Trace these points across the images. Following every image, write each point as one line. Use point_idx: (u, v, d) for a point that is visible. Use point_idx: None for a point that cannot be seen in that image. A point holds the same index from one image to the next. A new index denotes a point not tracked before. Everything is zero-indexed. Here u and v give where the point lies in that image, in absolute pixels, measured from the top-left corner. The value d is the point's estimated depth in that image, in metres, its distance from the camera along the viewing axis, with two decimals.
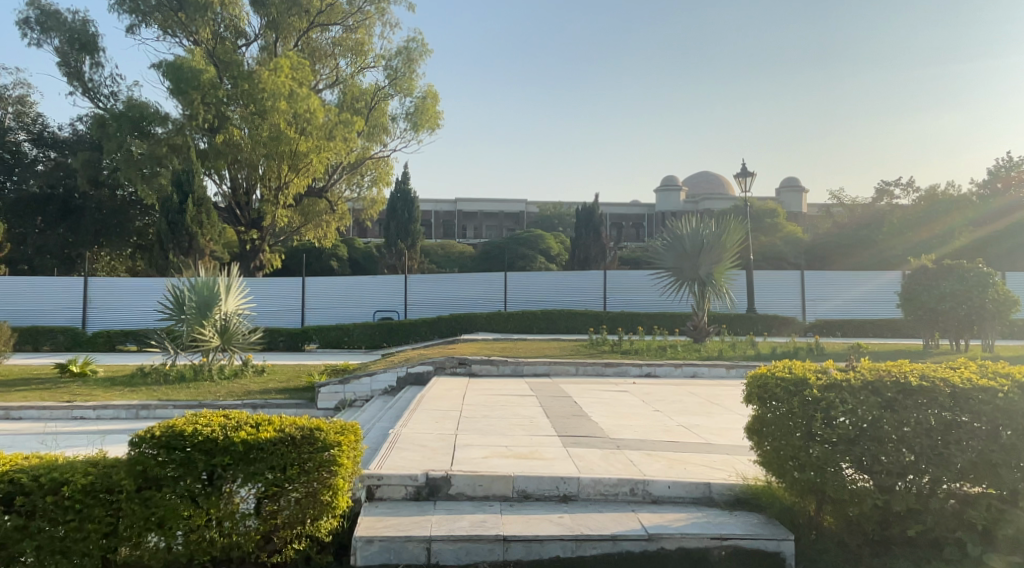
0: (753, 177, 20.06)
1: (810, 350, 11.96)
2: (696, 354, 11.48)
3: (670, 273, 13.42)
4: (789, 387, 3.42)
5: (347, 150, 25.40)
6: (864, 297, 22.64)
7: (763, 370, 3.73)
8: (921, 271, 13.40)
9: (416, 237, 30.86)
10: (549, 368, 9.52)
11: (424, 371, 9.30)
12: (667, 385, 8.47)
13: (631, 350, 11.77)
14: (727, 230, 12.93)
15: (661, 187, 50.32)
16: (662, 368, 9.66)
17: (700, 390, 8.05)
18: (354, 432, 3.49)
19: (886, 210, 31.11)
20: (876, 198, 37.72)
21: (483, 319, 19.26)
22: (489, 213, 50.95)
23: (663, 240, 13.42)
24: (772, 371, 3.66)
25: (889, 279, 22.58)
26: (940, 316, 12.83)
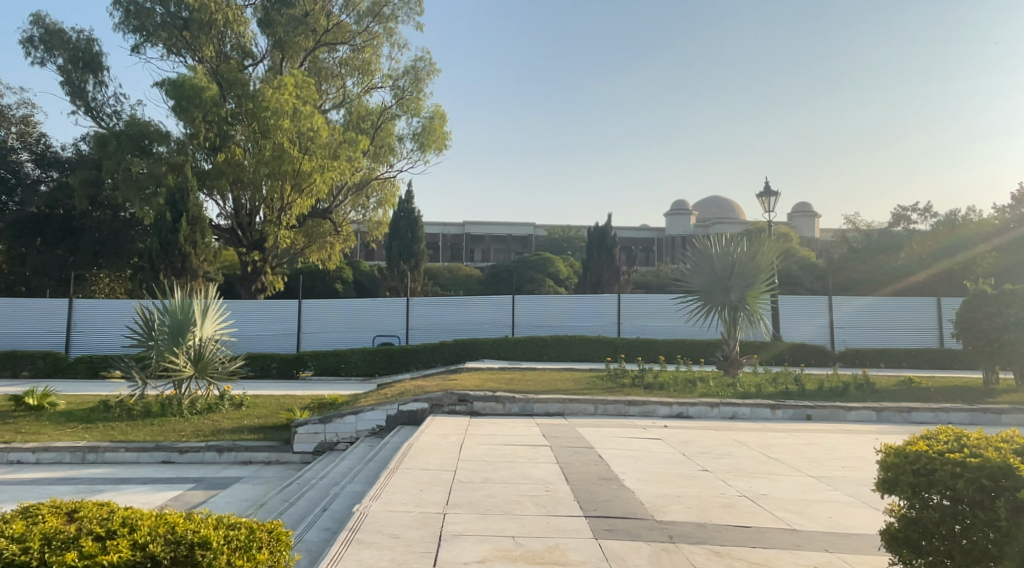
0: (777, 196, 18.81)
1: (859, 387, 10.63)
2: (730, 390, 10.12)
3: (697, 297, 12.10)
4: (986, 484, 2.79)
5: (352, 170, 24.39)
6: (896, 323, 21.26)
7: (920, 447, 3.09)
8: (979, 294, 12.16)
9: (421, 258, 29.68)
10: (564, 408, 8.18)
11: (418, 410, 7.95)
12: (707, 431, 7.13)
13: (656, 385, 10.41)
14: (761, 249, 11.67)
15: (671, 211, 49.20)
16: (696, 408, 8.33)
17: (747, 437, 6.74)
18: (259, 549, 2.60)
19: (902, 236, 30.02)
20: (893, 223, 36.49)
21: (490, 346, 17.95)
22: (498, 236, 49.81)
23: (690, 260, 12.13)
24: (938, 451, 3.02)
25: (923, 306, 21.16)
26: (1006, 345, 11.76)
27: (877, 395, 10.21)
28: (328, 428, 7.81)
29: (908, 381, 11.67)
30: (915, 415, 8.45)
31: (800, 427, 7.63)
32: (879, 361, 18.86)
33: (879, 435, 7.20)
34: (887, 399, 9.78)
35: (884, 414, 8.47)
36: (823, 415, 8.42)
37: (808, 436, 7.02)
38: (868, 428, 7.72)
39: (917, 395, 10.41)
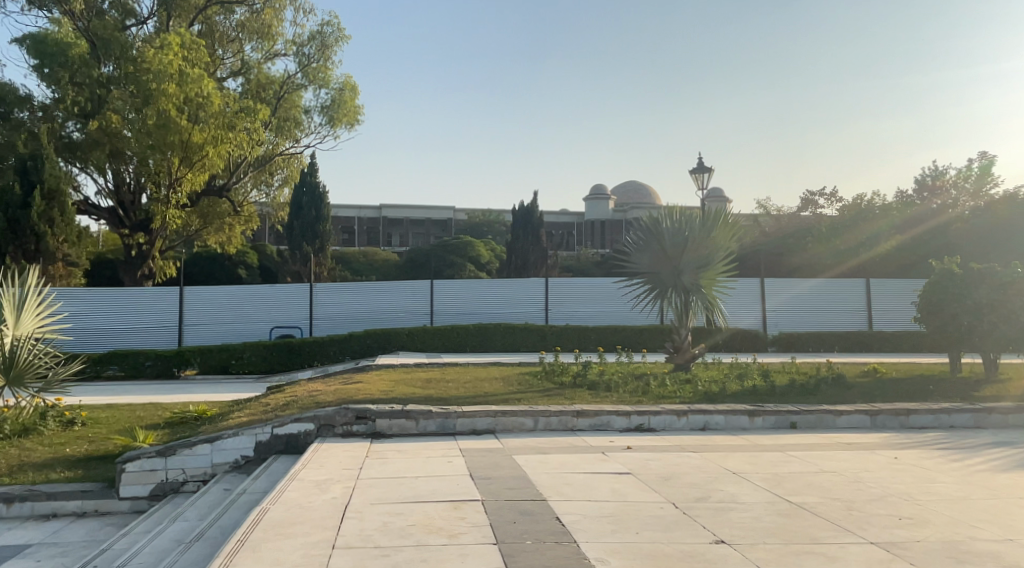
0: (711, 172, 17.42)
1: (831, 383, 9.45)
2: (691, 390, 8.58)
3: (644, 279, 10.46)
4: None
5: (251, 144, 21.44)
6: (830, 308, 20.48)
7: None
8: (944, 275, 11.50)
9: (326, 240, 27.18)
10: (495, 423, 6.29)
11: (299, 434, 5.85)
12: (686, 458, 5.45)
13: (604, 384, 8.71)
14: (716, 224, 10.14)
15: (590, 195, 48.16)
16: (660, 418, 6.79)
17: (741, 466, 5.11)
18: None
19: (814, 220, 29.94)
20: (801, 208, 36.49)
21: (406, 337, 15.89)
22: (416, 220, 47.38)
23: (633, 237, 10.49)
24: None
25: (852, 288, 20.51)
26: (973, 332, 11.08)
27: (853, 392, 9.05)
28: (170, 463, 5.67)
29: (874, 371, 10.97)
30: (912, 419, 7.25)
31: (790, 447, 6.14)
32: (808, 346, 18.31)
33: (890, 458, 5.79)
34: (866, 398, 8.58)
35: (878, 419, 7.29)
36: (809, 422, 7.17)
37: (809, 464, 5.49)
38: (869, 440, 6.42)
39: (894, 388, 9.35)
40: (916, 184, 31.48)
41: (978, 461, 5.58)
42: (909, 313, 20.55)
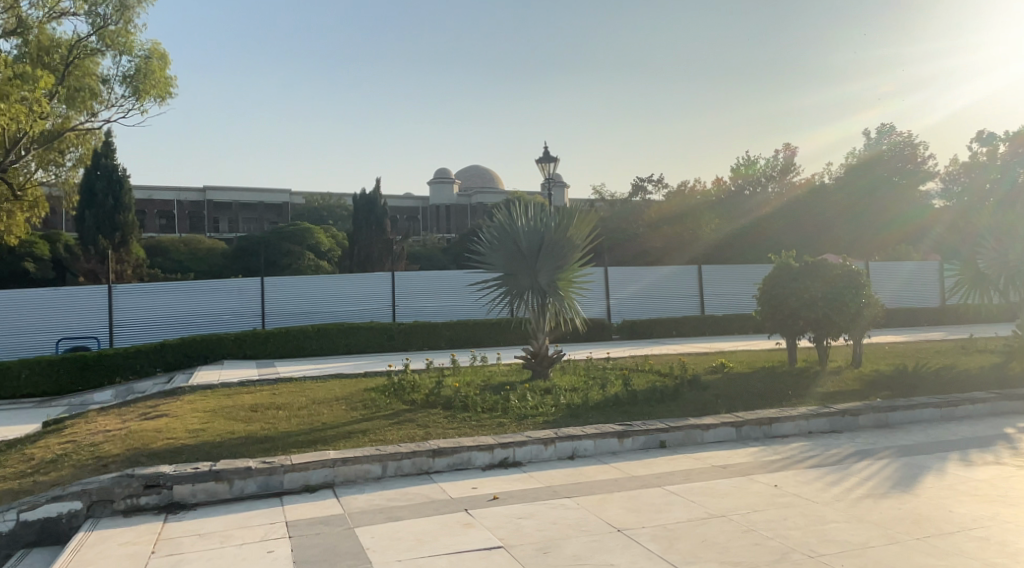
0: (556, 162, 16.95)
1: (689, 385, 9.29)
2: (553, 404, 7.91)
3: (499, 280, 9.65)
4: None
5: (33, 118, 17.93)
6: (669, 292, 20.97)
7: None
8: (783, 268, 11.74)
9: (129, 232, 24.13)
10: (333, 475, 5.17)
11: (59, 517, 4.40)
12: (561, 519, 4.75)
13: (459, 400, 7.80)
14: (575, 224, 9.56)
15: (434, 178, 47.00)
16: (525, 449, 6.13)
17: (621, 532, 4.55)
18: None
19: (648, 206, 30.88)
20: (631, 193, 37.63)
21: (232, 345, 14.05)
22: (246, 203, 43.86)
23: (488, 235, 9.65)
24: None
25: (688, 274, 21.14)
26: (810, 323, 11.44)
27: (711, 394, 8.91)
28: None
29: (723, 366, 10.96)
30: (775, 427, 7.64)
31: (664, 489, 5.65)
32: (649, 334, 18.52)
33: (765, 503, 5.48)
34: (724, 403, 8.45)
35: (744, 430, 7.47)
36: (678, 439, 7.02)
37: (691, 517, 5.02)
38: (742, 460, 6.67)
39: (746, 389, 9.34)
40: (732, 171, 33.51)
41: (851, 487, 6.10)
42: (736, 298, 21.58)
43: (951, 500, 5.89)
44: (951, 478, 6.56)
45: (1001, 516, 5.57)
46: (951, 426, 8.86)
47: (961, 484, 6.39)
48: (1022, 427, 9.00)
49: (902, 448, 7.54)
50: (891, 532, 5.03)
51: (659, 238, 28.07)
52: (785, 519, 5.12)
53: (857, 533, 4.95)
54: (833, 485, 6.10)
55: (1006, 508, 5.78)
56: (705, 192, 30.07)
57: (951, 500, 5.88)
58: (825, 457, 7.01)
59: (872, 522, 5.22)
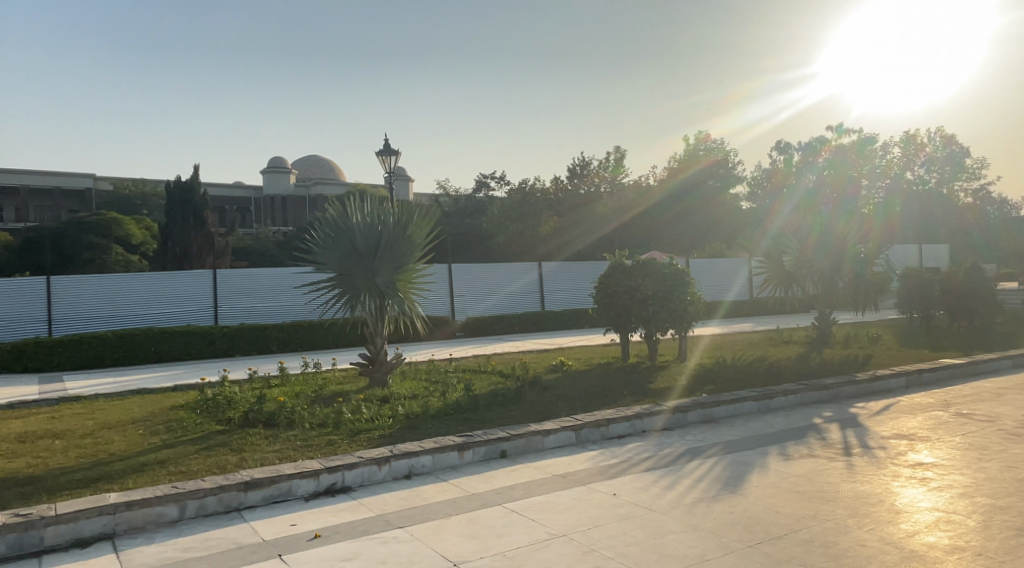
0: (397, 154, 16.21)
1: (530, 387, 9.07)
2: (390, 415, 7.30)
3: (332, 280, 8.84)
4: None
5: None
6: (510, 289, 20.95)
7: None
8: (617, 267, 11.90)
9: None
10: (113, 524, 4.47)
11: None
12: (389, 557, 4.23)
13: (284, 415, 6.99)
14: (414, 222, 9.02)
15: (267, 167, 44.32)
16: (355, 472, 5.50)
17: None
18: None
19: (490, 202, 30.89)
20: (475, 189, 37.59)
21: (8, 358, 12.18)
22: (43, 189, 38.85)
23: (320, 233, 8.83)
24: None
25: (529, 271, 21.24)
26: (643, 321, 11.69)
27: (550, 396, 8.75)
28: None
29: (563, 364, 10.88)
30: (613, 428, 7.57)
31: (504, 507, 5.28)
32: (489, 330, 18.35)
33: (604, 515, 5.28)
34: (564, 404, 8.30)
35: (583, 433, 7.31)
36: (519, 447, 6.69)
37: (531, 540, 4.69)
38: (582, 466, 6.47)
39: (584, 388, 9.29)
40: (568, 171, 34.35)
41: (686, 490, 6.07)
42: (574, 294, 22.03)
43: (776, 498, 6.03)
44: (774, 473, 6.77)
45: (821, 513, 5.75)
46: (769, 418, 9.34)
47: (784, 479, 6.60)
48: (828, 417, 9.68)
49: (729, 444, 7.75)
50: (725, 541, 4.99)
51: (501, 234, 28.15)
52: (625, 534, 4.93)
53: (694, 545, 4.86)
54: (668, 489, 6.05)
55: (824, 503, 6.01)
56: (545, 190, 30.57)
57: (776, 498, 6.02)
58: (660, 458, 7.01)
59: (706, 530, 5.16)
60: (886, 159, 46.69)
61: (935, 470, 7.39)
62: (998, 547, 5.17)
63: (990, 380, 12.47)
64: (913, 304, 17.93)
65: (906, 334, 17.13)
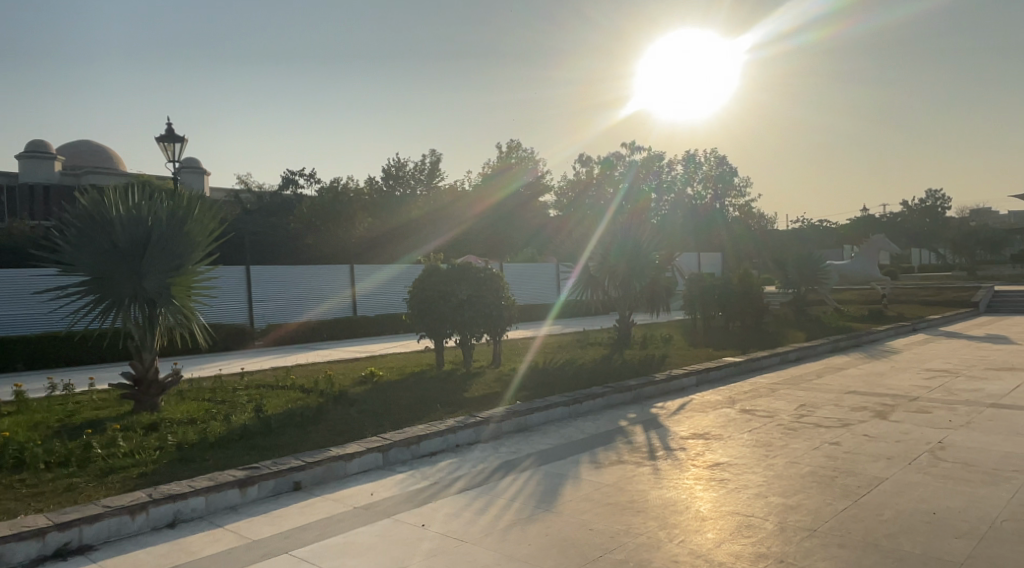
0: (182, 142, 14.35)
1: (333, 403, 8.21)
2: (158, 446, 6.14)
3: (84, 284, 7.38)
4: None
5: None
6: (316, 292, 19.58)
7: None
8: (433, 270, 11.39)
9: None
10: None
11: None
12: None
13: (12, 454, 5.63)
14: (192, 217, 7.79)
15: (26, 151, 38.42)
16: (98, 528, 4.56)
17: None
18: None
19: (295, 201, 29.09)
20: (279, 186, 35.29)
21: None
22: None
23: (68, 227, 7.36)
24: None
25: (336, 273, 20.05)
26: (457, 326, 11.25)
27: (355, 410, 7.96)
28: None
29: (372, 376, 10.00)
30: (424, 446, 6.96)
31: (292, 556, 4.49)
32: (291, 336, 16.95)
33: (409, 554, 4.66)
34: (371, 420, 7.54)
35: (391, 454, 6.62)
36: (316, 477, 5.85)
37: None
38: (387, 493, 5.79)
39: (394, 400, 8.61)
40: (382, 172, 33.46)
41: (500, 512, 5.61)
42: (383, 297, 21.15)
43: (591, 513, 5.77)
44: (587, 483, 6.55)
45: (634, 526, 5.56)
46: (580, 425, 9.25)
47: (597, 490, 6.38)
48: (633, 419, 9.82)
49: (543, 454, 7.45)
50: None
51: (308, 234, 26.58)
52: None
53: None
54: (481, 513, 5.56)
55: (637, 514, 5.84)
56: (356, 190, 29.34)
57: (591, 513, 5.77)
58: (473, 475, 6.52)
59: (520, 559, 4.73)
60: (673, 175, 50.82)
61: (730, 470, 7.62)
62: (796, 552, 5.28)
63: (765, 376, 13.56)
64: (697, 306, 19.29)
65: (693, 335, 18.36)
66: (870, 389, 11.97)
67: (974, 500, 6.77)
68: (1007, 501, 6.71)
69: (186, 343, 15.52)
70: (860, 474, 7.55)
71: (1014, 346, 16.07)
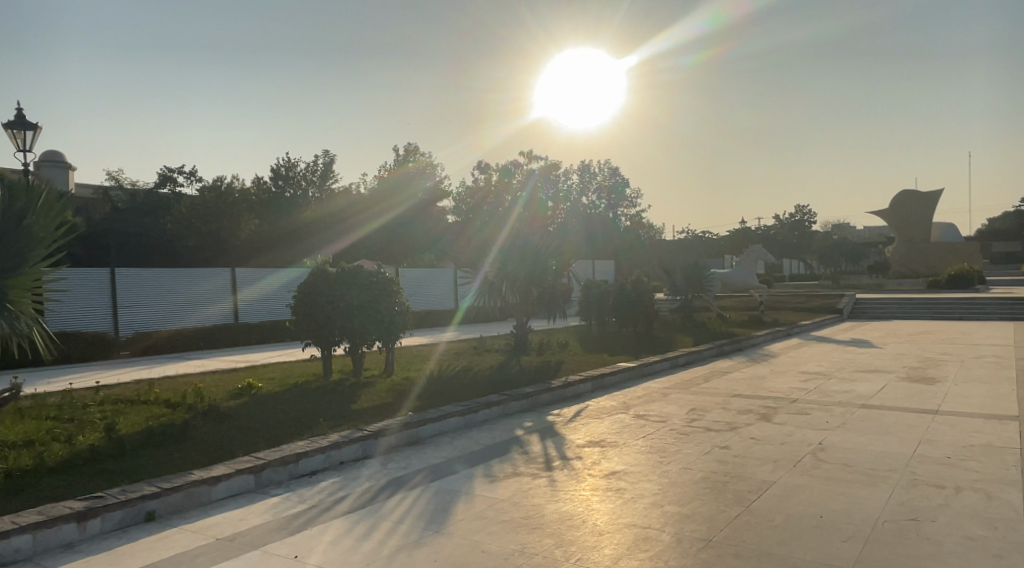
0: (34, 131, 12.87)
1: (203, 419, 7.47)
2: None
3: None
4: None
5: None
6: (194, 297, 18.29)
7: None
8: (321, 274, 10.74)
9: None
10: None
11: None
12: None
13: None
14: (33, 211, 6.85)
15: None
16: None
17: None
18: None
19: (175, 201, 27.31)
20: (157, 184, 33.01)
21: None
22: None
23: None
24: None
25: (217, 277, 18.79)
26: (346, 333, 10.63)
27: (228, 427, 7.26)
28: None
29: (249, 387, 9.26)
30: (303, 465, 6.39)
31: None
32: (164, 345, 15.67)
33: None
34: (245, 437, 6.89)
35: (264, 475, 6.04)
36: (173, 505, 5.26)
37: None
38: (258, 520, 5.23)
39: (273, 414, 7.96)
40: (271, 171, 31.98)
41: (385, 537, 5.17)
42: (269, 303, 20.05)
43: (484, 533, 5.42)
44: (481, 500, 6.20)
45: (529, 545, 5.26)
46: (474, 435, 8.89)
47: (491, 506, 6.04)
48: (529, 428, 9.57)
49: (435, 469, 7.03)
50: None
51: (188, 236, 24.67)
52: None
53: None
54: (364, 539, 5.09)
55: (532, 532, 5.54)
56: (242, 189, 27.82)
57: (484, 533, 5.42)
58: (357, 495, 6.02)
59: None
60: (568, 184, 51.61)
61: (626, 479, 7.47)
62: None
63: (657, 380, 13.71)
64: (591, 312, 19.41)
65: (588, 341, 18.45)
66: (754, 392, 12.31)
67: (857, 500, 6.93)
68: (885, 500, 6.92)
69: (41, 354, 14.03)
70: (750, 479, 7.59)
71: (878, 349, 17.12)
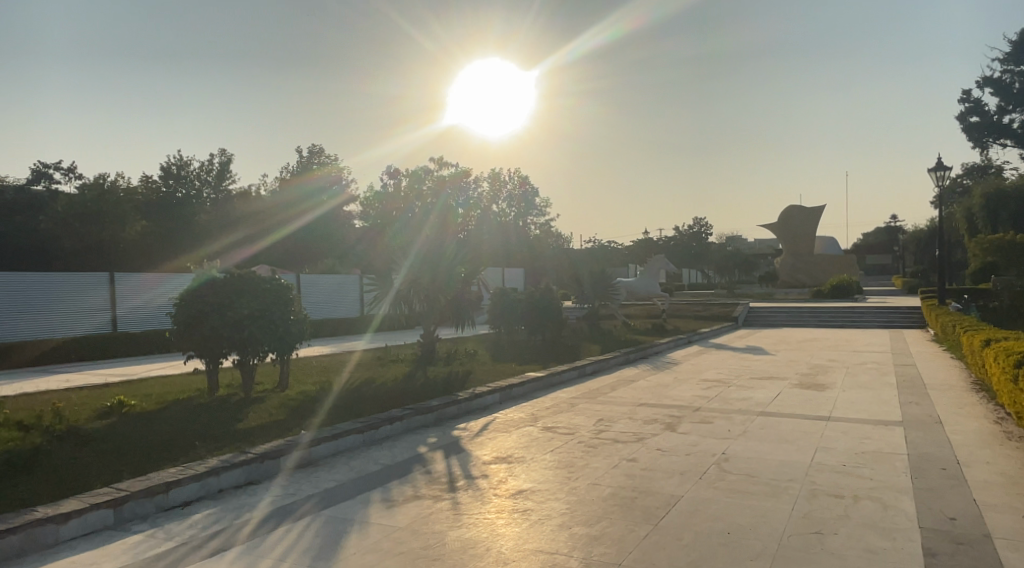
0: None
1: (59, 445, 6.63)
2: None
3: None
4: None
5: None
6: (67, 306, 16.69)
7: None
8: (208, 281, 9.92)
9: None
10: None
11: None
12: None
13: None
14: None
15: None
16: None
17: None
18: None
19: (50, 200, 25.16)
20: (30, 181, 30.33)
21: None
22: None
23: None
24: None
25: (93, 283, 17.23)
26: (235, 345, 9.83)
27: (89, 452, 6.45)
28: None
29: (120, 405, 8.34)
30: (172, 497, 5.72)
31: None
32: (30, 359, 14.30)
33: None
34: (107, 465, 6.13)
35: (125, 510, 5.37)
36: (10, 549, 4.73)
37: None
38: None
39: (146, 436, 7.17)
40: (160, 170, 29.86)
41: None
42: (154, 312, 18.62)
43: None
44: (376, 529, 5.70)
45: None
46: (373, 454, 8.33)
47: (387, 536, 5.54)
48: (433, 444, 9.09)
49: (327, 494, 6.46)
50: None
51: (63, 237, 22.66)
52: None
53: None
54: None
55: (430, 564, 5.10)
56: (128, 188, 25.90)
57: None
58: (235, 529, 5.41)
59: None
60: (477, 192, 51.32)
61: (533, 498, 7.13)
62: None
63: (565, 390, 13.50)
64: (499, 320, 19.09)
65: (495, 349, 18.12)
66: (660, 401, 12.28)
67: (762, 514, 6.87)
68: (790, 513, 6.88)
69: None
70: (658, 494, 7.42)
71: (774, 356, 17.64)
